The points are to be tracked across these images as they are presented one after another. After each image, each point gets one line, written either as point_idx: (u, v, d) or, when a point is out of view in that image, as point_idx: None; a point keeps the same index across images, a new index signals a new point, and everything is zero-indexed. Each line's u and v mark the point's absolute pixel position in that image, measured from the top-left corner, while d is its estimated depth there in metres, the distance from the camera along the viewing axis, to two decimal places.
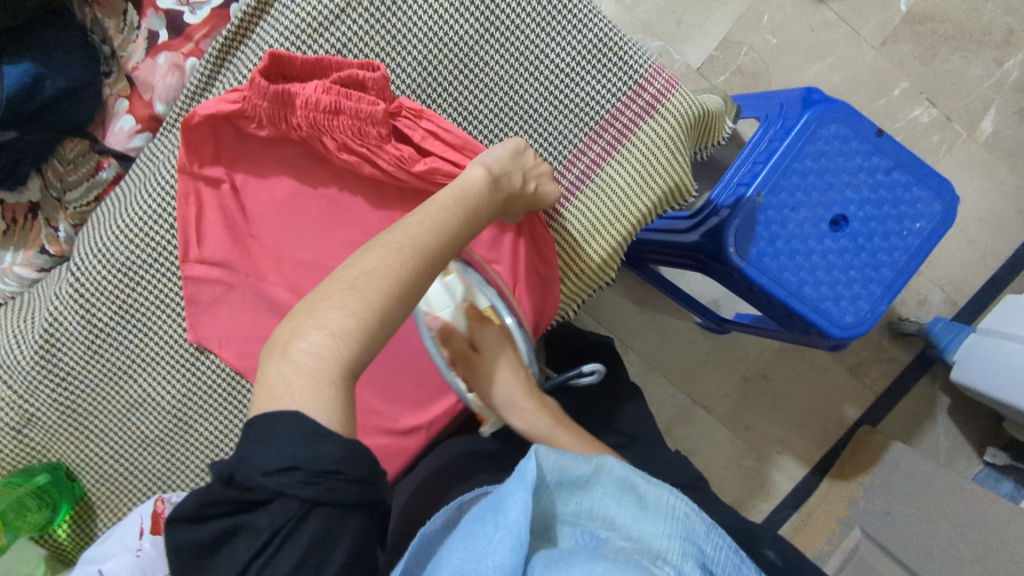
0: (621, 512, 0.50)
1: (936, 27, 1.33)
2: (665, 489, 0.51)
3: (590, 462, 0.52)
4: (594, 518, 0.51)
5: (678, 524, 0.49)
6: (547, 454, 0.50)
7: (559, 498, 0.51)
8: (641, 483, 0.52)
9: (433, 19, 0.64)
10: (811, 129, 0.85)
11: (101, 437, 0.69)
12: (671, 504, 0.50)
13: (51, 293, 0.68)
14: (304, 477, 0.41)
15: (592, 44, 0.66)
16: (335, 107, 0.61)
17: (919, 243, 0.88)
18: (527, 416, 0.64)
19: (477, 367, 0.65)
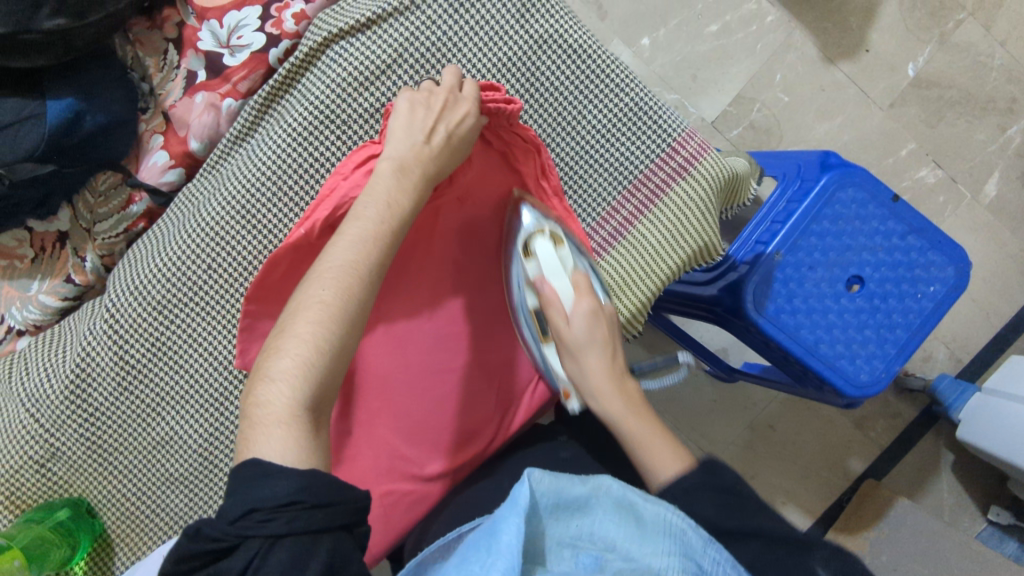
0: (621, 533, 0.47)
1: (942, 92, 1.37)
2: (664, 505, 0.47)
3: (586, 482, 0.51)
4: (594, 541, 0.48)
5: (675, 541, 0.45)
6: (539, 478, 0.49)
7: (556, 522, 0.49)
8: (637, 500, 0.48)
9: (476, 81, 0.67)
10: (829, 192, 0.87)
11: (124, 473, 0.69)
12: (669, 521, 0.46)
13: (84, 328, 0.68)
14: (262, 516, 0.41)
15: (627, 108, 0.68)
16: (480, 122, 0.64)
17: (933, 306, 0.90)
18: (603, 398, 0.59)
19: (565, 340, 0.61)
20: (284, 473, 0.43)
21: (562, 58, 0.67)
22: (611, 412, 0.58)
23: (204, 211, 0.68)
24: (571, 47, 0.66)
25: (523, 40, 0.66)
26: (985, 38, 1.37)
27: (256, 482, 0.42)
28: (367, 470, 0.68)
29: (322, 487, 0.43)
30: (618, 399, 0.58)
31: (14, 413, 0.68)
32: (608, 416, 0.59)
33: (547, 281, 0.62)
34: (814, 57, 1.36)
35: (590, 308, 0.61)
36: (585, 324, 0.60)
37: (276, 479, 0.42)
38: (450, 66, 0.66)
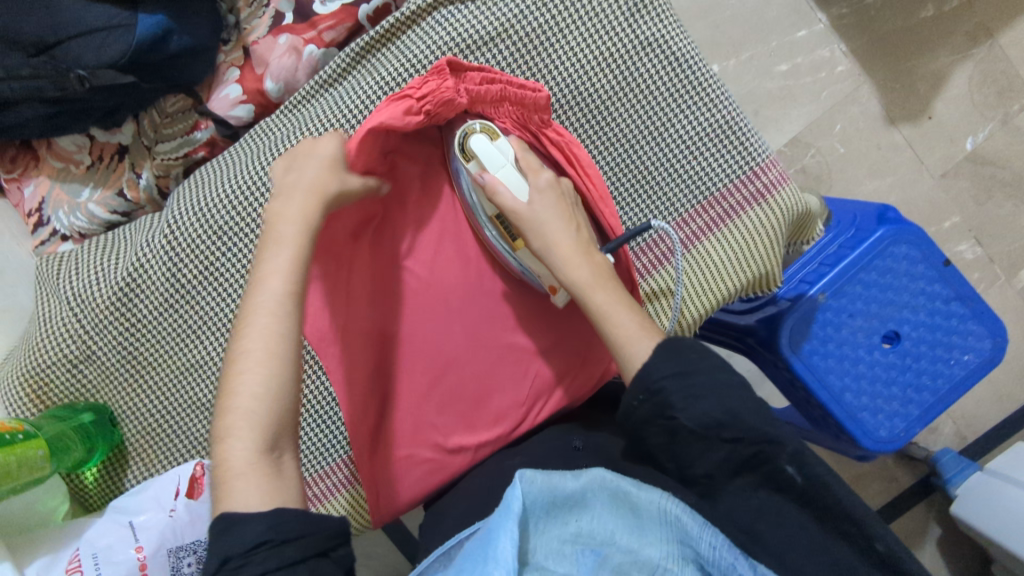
0: (617, 525, 0.49)
1: (995, 171, 1.38)
2: (656, 492, 0.50)
3: (580, 477, 0.51)
4: (592, 537, 0.49)
5: (671, 528, 0.48)
6: (533, 479, 0.48)
7: (553, 519, 0.49)
8: (632, 490, 0.50)
9: (571, 67, 0.66)
10: (882, 245, 0.88)
11: (154, 389, 0.69)
12: (665, 508, 0.48)
13: (141, 239, 0.68)
14: (235, 564, 0.42)
15: (719, 123, 0.66)
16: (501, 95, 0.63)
17: (964, 376, 0.90)
18: (573, 268, 0.57)
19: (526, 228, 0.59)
20: (252, 518, 0.44)
21: (662, 62, 0.66)
22: (577, 279, 0.57)
23: (279, 148, 0.68)
24: (673, 54, 0.66)
25: (628, 38, 0.66)
26: None
27: (228, 531, 0.44)
28: (393, 437, 0.69)
29: (289, 522, 0.44)
30: (585, 267, 0.57)
31: (58, 312, 0.69)
32: (574, 284, 0.57)
33: (489, 172, 0.59)
34: (876, 114, 1.37)
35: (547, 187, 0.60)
36: (544, 204, 0.59)
37: (245, 524, 0.44)
38: (549, 48, 0.66)
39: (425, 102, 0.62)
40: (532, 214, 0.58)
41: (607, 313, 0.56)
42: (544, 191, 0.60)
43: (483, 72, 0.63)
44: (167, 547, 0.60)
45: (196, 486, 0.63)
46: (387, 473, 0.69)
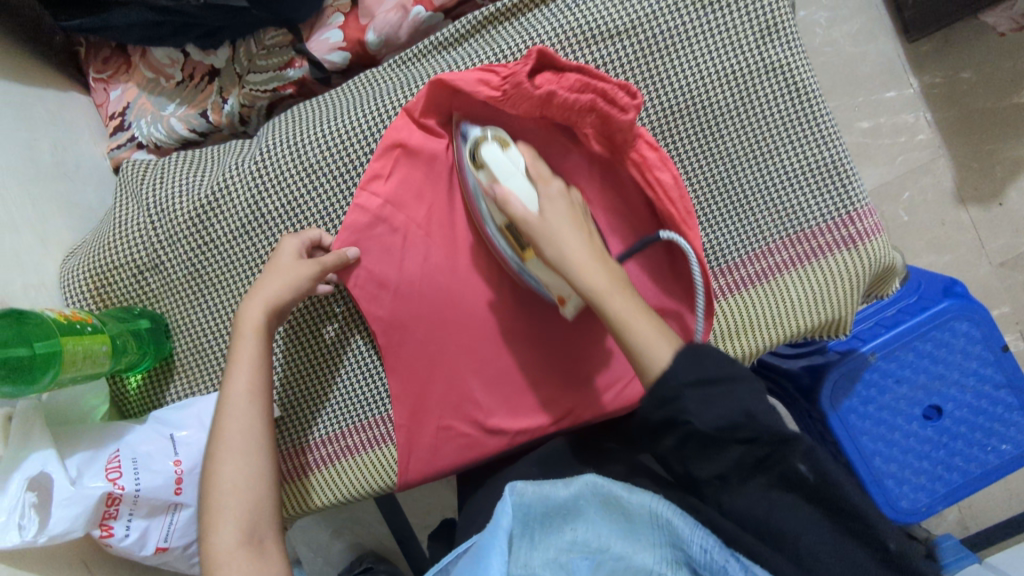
0: (612, 532, 0.50)
1: None
2: (647, 495, 0.50)
3: (571, 485, 0.52)
4: (587, 544, 0.50)
5: (661, 532, 0.49)
6: (523, 491, 0.51)
7: (546, 529, 0.51)
8: (622, 494, 0.51)
9: (692, 76, 0.65)
10: (946, 317, 0.87)
11: (212, 311, 0.69)
12: (654, 510, 0.49)
13: (231, 161, 0.69)
14: None
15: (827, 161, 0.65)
16: (591, 106, 0.58)
17: (998, 464, 0.89)
18: (591, 278, 0.56)
19: (540, 238, 0.57)
20: None
21: (781, 88, 0.64)
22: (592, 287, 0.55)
23: (382, 98, 0.67)
24: (795, 83, 0.64)
25: (754, 59, 0.64)
26: None
27: None
28: (443, 411, 0.69)
29: None
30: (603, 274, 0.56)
31: (136, 217, 0.69)
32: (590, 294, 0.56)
33: (500, 183, 0.58)
34: (947, 191, 1.35)
35: (561, 200, 0.59)
36: (558, 211, 0.58)
37: None
38: (675, 52, 0.65)
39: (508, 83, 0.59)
40: (548, 226, 0.57)
41: (628, 320, 0.55)
42: (555, 198, 0.59)
43: (583, 76, 0.56)
44: (203, 467, 0.61)
45: None
46: (423, 440, 0.69)
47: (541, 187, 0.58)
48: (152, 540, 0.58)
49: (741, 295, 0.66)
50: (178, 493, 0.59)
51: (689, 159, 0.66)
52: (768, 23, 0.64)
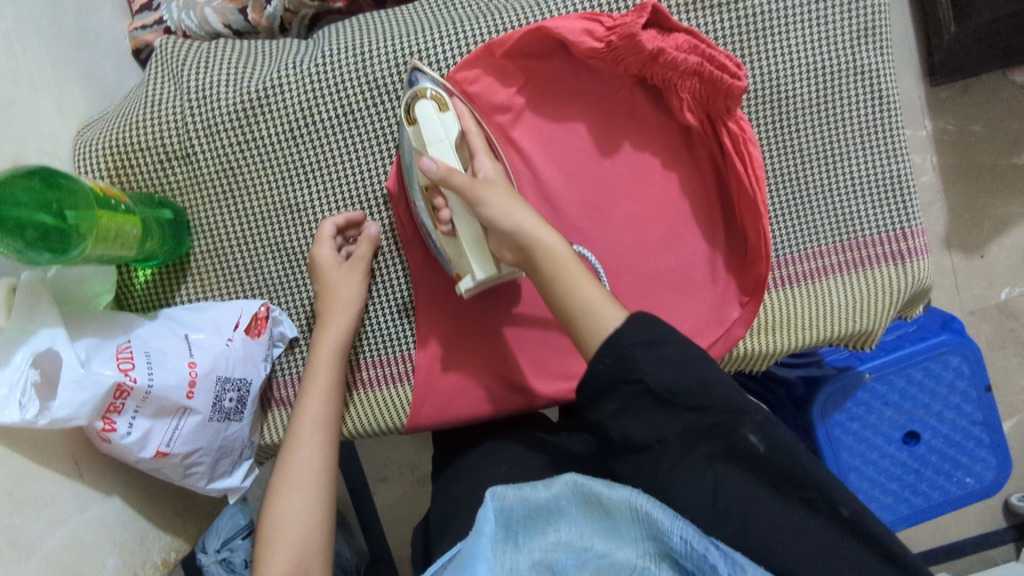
0: (594, 531, 0.45)
1: (1015, 326, 1.43)
2: (628, 488, 0.45)
3: (552, 485, 0.46)
4: (571, 544, 0.45)
5: (644, 529, 0.44)
6: (503, 494, 0.46)
7: (526, 531, 0.46)
8: (603, 490, 0.45)
9: (782, 62, 0.63)
10: (942, 350, 0.90)
11: (241, 215, 0.65)
12: (635, 504, 0.44)
13: (288, 60, 0.64)
14: None
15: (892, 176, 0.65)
16: (695, 70, 0.57)
17: (960, 494, 0.93)
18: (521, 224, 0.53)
19: (467, 193, 0.54)
20: None
21: (866, 93, 0.63)
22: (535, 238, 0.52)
23: (460, 24, 0.63)
24: (880, 90, 0.63)
25: (847, 58, 0.63)
26: None
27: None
28: (483, 376, 0.67)
29: None
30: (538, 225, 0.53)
31: (171, 99, 0.64)
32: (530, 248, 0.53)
33: (430, 146, 0.56)
34: (936, 234, 1.41)
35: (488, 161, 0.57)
36: (489, 173, 0.55)
37: None
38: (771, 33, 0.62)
39: (613, 33, 0.59)
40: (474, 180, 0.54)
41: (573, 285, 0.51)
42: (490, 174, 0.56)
43: (692, 39, 0.57)
44: (217, 375, 0.57)
45: (257, 325, 0.62)
46: (441, 387, 0.67)
47: (469, 148, 0.56)
48: (153, 442, 0.54)
49: (787, 291, 0.65)
50: (189, 398, 0.55)
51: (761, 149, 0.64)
52: (867, 23, 0.62)
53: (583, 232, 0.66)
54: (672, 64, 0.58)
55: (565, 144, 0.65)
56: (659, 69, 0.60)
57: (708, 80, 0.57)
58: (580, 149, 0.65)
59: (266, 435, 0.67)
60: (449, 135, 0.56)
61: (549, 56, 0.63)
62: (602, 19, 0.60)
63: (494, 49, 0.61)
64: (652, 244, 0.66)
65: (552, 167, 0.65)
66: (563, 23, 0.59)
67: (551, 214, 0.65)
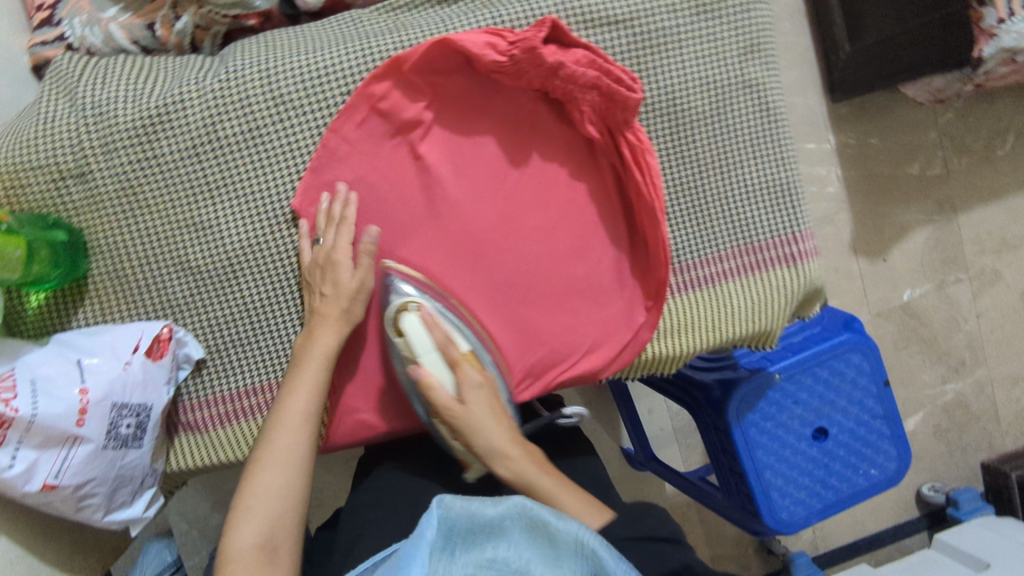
0: (534, 556, 0.48)
1: (917, 326, 1.53)
2: (575, 524, 0.48)
3: (500, 504, 0.50)
4: (507, 563, 0.48)
5: (584, 563, 0.47)
6: (450, 504, 0.49)
7: (468, 545, 0.49)
8: (551, 519, 0.49)
9: (678, 77, 0.67)
10: (843, 348, 0.96)
11: (142, 234, 0.63)
12: (581, 538, 0.48)
13: (191, 75, 0.63)
14: None
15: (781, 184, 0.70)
16: (595, 84, 0.60)
17: (867, 486, 0.98)
18: (512, 464, 0.58)
19: (459, 419, 0.58)
20: None
21: (756, 106, 0.68)
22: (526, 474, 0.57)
23: (367, 40, 0.64)
24: (767, 103, 0.68)
25: (737, 72, 0.67)
26: (968, 304, 1.55)
27: None
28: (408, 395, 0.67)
29: None
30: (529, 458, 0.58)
31: (65, 115, 0.61)
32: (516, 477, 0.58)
33: (421, 366, 0.59)
34: (845, 241, 1.50)
35: (477, 380, 0.60)
36: (478, 396, 0.59)
37: None
38: (666, 50, 0.66)
39: (515, 47, 0.60)
40: (468, 413, 0.59)
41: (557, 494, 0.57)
42: (477, 386, 0.60)
43: (589, 54, 0.60)
44: (112, 400, 0.55)
45: (158, 347, 0.59)
46: (352, 405, 0.67)
47: (458, 368, 0.60)
48: (40, 474, 0.52)
49: (688, 296, 0.68)
50: (79, 425, 0.52)
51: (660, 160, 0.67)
52: (752, 41, 0.67)
53: (492, 242, 0.66)
54: (573, 78, 0.61)
55: (474, 156, 0.66)
56: (560, 83, 0.62)
57: (609, 93, 0.61)
58: (487, 160, 0.66)
59: (171, 461, 0.65)
60: (436, 351, 0.60)
61: (455, 70, 0.64)
62: (505, 33, 0.61)
63: (398, 62, 0.61)
64: (562, 254, 0.68)
65: (459, 179, 0.66)
66: (466, 35, 0.60)
67: (463, 225, 0.66)
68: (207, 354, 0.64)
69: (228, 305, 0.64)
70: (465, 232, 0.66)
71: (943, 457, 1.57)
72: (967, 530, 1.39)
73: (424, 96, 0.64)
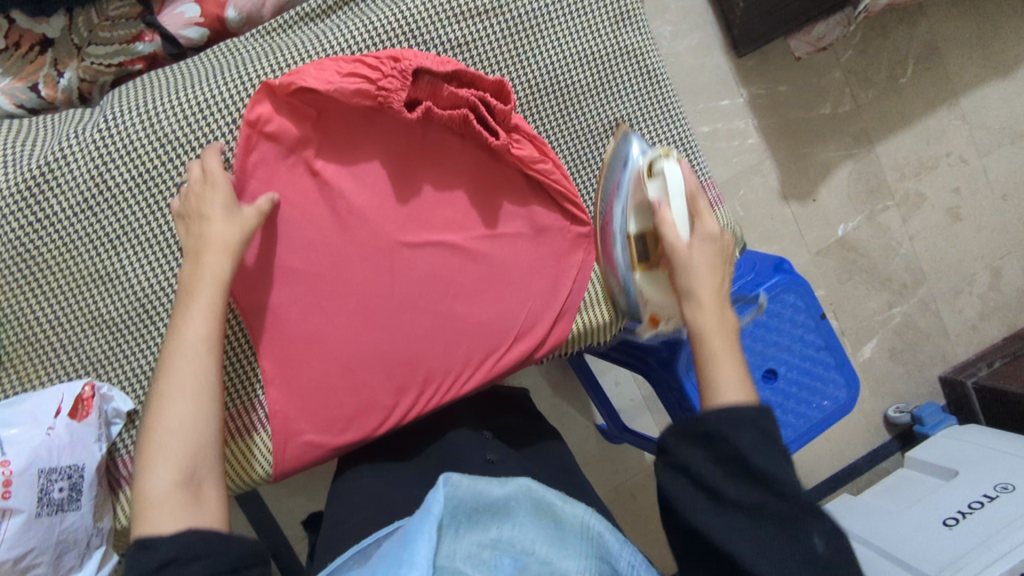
0: (538, 534, 0.50)
1: (855, 258, 1.58)
2: (579, 507, 0.52)
3: (506, 484, 0.50)
4: (512, 544, 0.48)
5: (589, 542, 0.51)
6: (458, 483, 0.48)
7: (472, 524, 0.48)
8: (556, 502, 0.51)
9: (557, 54, 0.71)
10: (776, 290, 0.99)
11: (47, 296, 0.62)
12: (587, 523, 0.51)
13: (69, 130, 0.62)
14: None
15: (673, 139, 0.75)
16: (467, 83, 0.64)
17: (824, 417, 1.01)
18: (702, 316, 0.61)
19: (681, 260, 0.63)
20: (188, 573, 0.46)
21: (634, 72, 0.73)
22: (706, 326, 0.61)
23: (245, 66, 0.65)
24: (645, 67, 0.73)
25: (611, 43, 0.73)
26: (900, 228, 1.61)
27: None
28: (350, 412, 0.67)
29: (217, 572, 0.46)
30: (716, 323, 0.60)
31: None
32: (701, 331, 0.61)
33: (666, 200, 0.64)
34: (774, 189, 1.54)
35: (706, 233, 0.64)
36: (704, 252, 0.63)
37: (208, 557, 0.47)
38: (541, 32, 0.70)
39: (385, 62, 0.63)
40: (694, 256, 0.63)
41: (717, 358, 0.60)
42: (700, 244, 0.63)
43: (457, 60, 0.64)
44: (37, 467, 0.56)
45: (82, 408, 0.59)
46: (297, 429, 0.67)
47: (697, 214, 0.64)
48: None
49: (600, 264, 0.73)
50: (5, 497, 0.54)
51: (555, 137, 0.72)
52: (620, 12, 0.73)
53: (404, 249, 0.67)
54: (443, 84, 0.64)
55: (369, 158, 0.67)
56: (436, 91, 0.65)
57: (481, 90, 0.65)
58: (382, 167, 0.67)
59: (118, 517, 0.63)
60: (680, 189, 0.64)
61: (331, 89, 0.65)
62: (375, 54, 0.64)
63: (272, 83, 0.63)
64: (475, 241, 0.69)
65: (360, 190, 0.66)
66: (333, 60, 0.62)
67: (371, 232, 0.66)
68: (137, 406, 0.63)
69: (147, 353, 0.64)
70: (376, 241, 0.67)
71: (903, 378, 1.62)
72: (935, 443, 1.44)
73: (310, 118, 0.65)
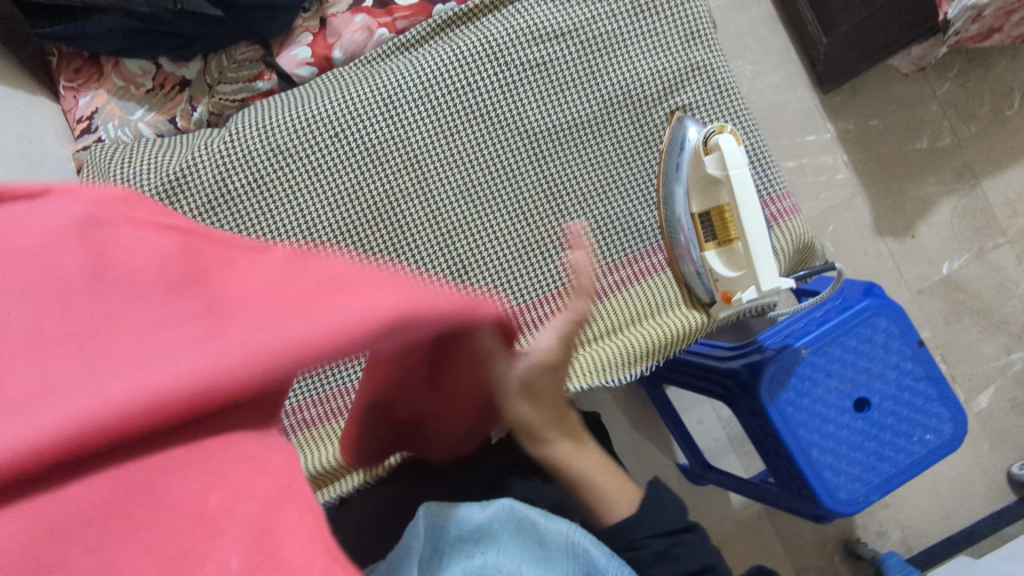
0: (525, 558, 0.49)
1: (964, 298, 1.47)
2: (565, 524, 0.50)
3: (488, 508, 0.51)
4: (499, 568, 0.48)
5: (576, 562, 0.48)
6: (435, 508, 0.52)
7: (455, 554, 0.49)
8: (540, 519, 0.50)
9: (632, 71, 0.75)
10: (866, 313, 0.94)
11: None
12: (573, 540, 0.49)
13: (201, 143, 0.73)
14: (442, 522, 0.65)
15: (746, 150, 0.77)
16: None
17: (927, 453, 0.94)
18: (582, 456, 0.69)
19: (743, 217, 0.64)
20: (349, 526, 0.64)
21: (705, 87, 0.77)
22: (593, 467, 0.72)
23: (348, 87, 0.73)
24: (716, 83, 0.77)
25: (683, 59, 0.76)
26: (1016, 268, 1.49)
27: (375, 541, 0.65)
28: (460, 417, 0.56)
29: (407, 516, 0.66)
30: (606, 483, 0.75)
31: None
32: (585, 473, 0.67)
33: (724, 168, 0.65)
34: (866, 224, 1.48)
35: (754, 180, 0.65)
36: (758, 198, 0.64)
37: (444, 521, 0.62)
38: (615, 52, 0.75)
39: None
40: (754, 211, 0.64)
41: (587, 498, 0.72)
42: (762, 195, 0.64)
43: None
44: None
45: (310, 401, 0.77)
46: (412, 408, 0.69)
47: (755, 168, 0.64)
48: None
49: (655, 277, 0.75)
50: None
51: (628, 150, 0.76)
52: (691, 30, 0.76)
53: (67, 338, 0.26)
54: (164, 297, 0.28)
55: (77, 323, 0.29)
56: None
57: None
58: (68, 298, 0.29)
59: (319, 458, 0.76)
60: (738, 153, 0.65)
61: None
62: None
63: None
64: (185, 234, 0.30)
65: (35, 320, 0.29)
66: None
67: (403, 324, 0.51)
68: None
69: None
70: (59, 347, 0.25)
71: None
72: None
73: None
